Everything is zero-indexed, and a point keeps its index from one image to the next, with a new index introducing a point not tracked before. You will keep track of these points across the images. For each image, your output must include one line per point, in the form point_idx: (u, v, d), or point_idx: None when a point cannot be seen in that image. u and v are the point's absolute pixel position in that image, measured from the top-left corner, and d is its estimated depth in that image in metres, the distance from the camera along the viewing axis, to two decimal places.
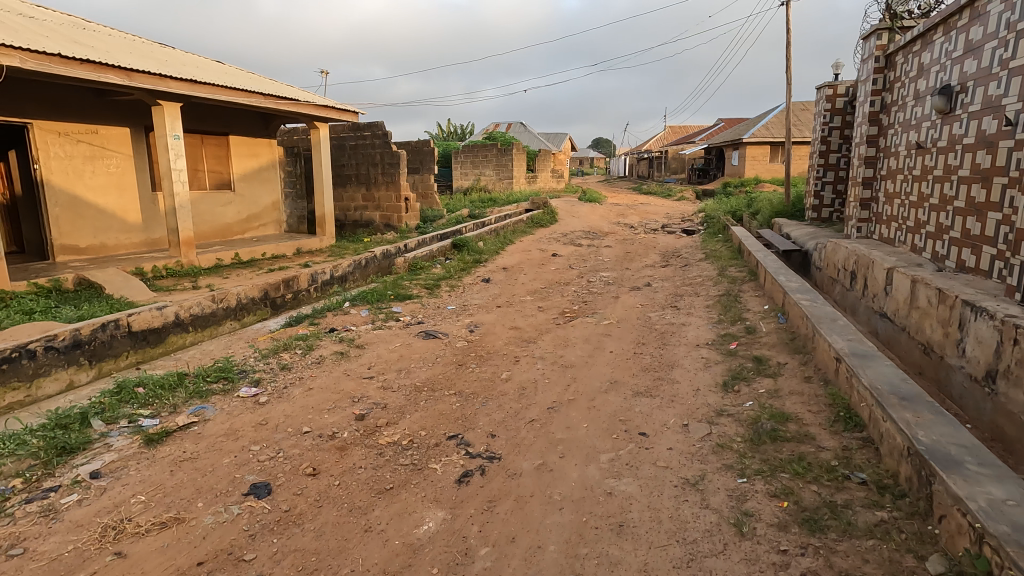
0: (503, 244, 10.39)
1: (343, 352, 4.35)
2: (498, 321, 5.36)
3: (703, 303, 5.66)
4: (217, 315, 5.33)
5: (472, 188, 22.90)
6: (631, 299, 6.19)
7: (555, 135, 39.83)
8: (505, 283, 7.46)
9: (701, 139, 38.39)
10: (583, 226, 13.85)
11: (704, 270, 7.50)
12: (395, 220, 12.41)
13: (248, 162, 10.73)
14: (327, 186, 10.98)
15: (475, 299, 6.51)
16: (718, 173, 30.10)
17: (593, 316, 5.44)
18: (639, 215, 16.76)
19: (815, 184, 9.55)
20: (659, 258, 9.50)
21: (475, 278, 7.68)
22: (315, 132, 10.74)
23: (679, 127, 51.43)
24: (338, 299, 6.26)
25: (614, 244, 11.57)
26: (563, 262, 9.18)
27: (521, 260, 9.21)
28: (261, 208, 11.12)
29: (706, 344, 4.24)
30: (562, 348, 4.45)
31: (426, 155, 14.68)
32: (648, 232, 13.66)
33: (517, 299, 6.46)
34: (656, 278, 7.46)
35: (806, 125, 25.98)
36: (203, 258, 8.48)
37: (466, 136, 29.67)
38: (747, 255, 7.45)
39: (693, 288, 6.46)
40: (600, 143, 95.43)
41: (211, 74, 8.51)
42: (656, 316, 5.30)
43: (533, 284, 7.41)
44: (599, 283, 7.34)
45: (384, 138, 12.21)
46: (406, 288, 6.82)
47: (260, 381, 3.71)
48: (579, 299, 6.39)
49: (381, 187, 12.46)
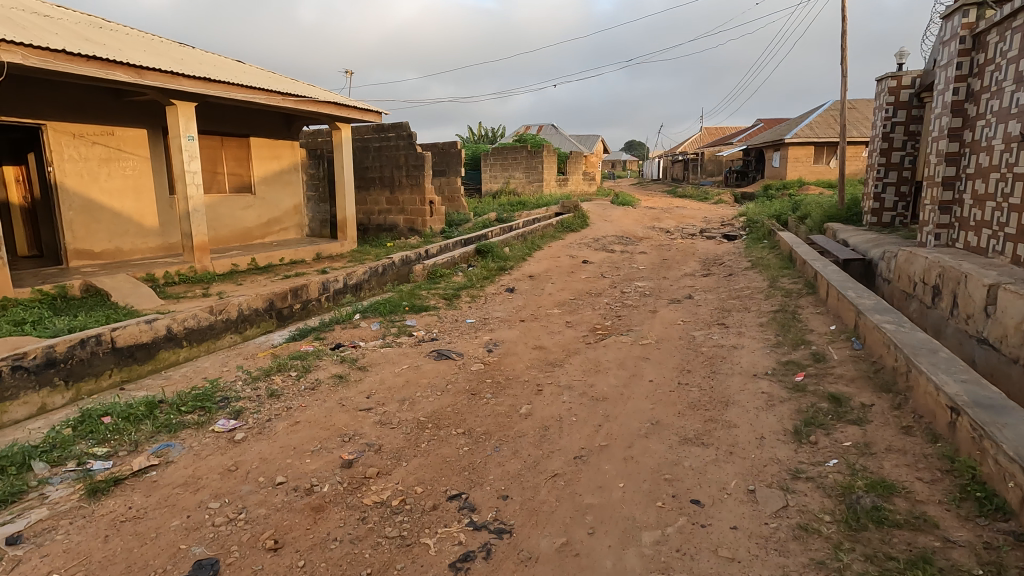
0: (531, 250, 9.82)
1: (342, 375, 3.82)
2: (521, 339, 4.78)
3: (755, 320, 4.96)
4: (215, 328, 4.91)
5: (501, 190, 22.41)
6: (671, 314, 5.52)
7: (587, 137, 39.07)
8: (530, 293, 6.87)
9: (739, 141, 37.06)
10: (616, 231, 13.16)
11: (752, 281, 6.76)
12: (419, 224, 12.00)
13: (269, 165, 10.45)
14: (349, 189, 10.62)
15: (497, 312, 5.94)
16: (758, 175, 28.86)
17: (628, 334, 4.81)
18: (676, 219, 15.95)
19: (876, 185, 8.67)
20: (699, 266, 8.77)
21: (499, 287, 7.12)
22: (337, 133, 10.40)
23: (716, 128, 49.96)
24: (348, 311, 5.78)
25: (649, 250, 10.86)
26: (594, 269, 8.55)
27: (549, 267, 8.62)
28: (283, 211, 10.82)
29: (764, 374, 3.56)
30: (592, 375, 3.84)
31: (453, 157, 14.24)
32: (685, 237, 12.86)
33: (544, 312, 5.87)
34: (698, 289, 6.75)
35: (854, 124, 24.60)
36: (218, 264, 8.17)
37: (496, 138, 29.25)
38: (802, 265, 6.67)
39: (741, 302, 5.74)
40: (633, 146, 94.00)
41: (228, 72, 8.21)
42: (701, 335, 4.62)
43: (561, 294, 6.81)
44: (634, 294, 6.68)
45: (409, 138, 11.82)
46: (424, 298, 6.31)
47: (241, 411, 3.21)
48: (612, 312, 5.76)
49: (405, 190, 12.06)
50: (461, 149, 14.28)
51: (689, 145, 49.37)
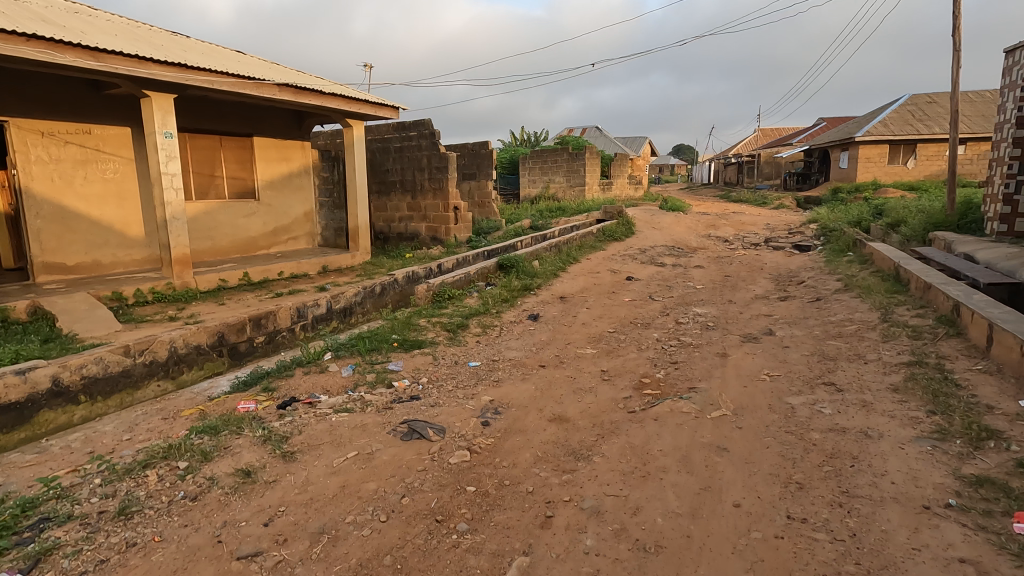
0: (565, 263, 8.40)
1: (250, 469, 2.51)
2: (536, 401, 3.37)
3: (880, 379, 3.37)
4: (133, 374, 3.74)
5: (541, 196, 21.03)
6: (749, 363, 3.97)
7: (634, 139, 37.24)
8: (558, 322, 5.44)
9: (800, 141, 34.34)
10: (666, 240, 11.56)
11: (853, 310, 5.11)
12: (442, 233, 10.79)
13: (276, 168, 9.46)
14: (362, 193, 9.49)
15: (512, 352, 4.56)
16: (821, 178, 26.42)
17: (690, 399, 3.32)
18: (734, 226, 14.13)
19: (1006, 185, 6.82)
20: (773, 286, 7.10)
21: (521, 313, 5.74)
22: (349, 132, 9.28)
23: (773, 128, 47.00)
24: (320, 347, 4.52)
25: (706, 263, 9.23)
26: (640, 289, 7.04)
27: (585, 285, 7.18)
28: (291, 219, 9.82)
29: (944, 510, 2.03)
30: (638, 484, 2.39)
31: (484, 158, 12.99)
32: (748, 247, 11.12)
33: (573, 353, 4.45)
34: (779, 321, 5.16)
35: (936, 119, 21.96)
36: (202, 280, 7.15)
37: (538, 141, 27.95)
38: (924, 290, 4.98)
39: (848, 345, 4.12)
40: (681, 149, 90.91)
41: (219, 60, 7.18)
42: (802, 406, 3.08)
43: (600, 324, 5.36)
44: (695, 327, 5.14)
45: (431, 137, 10.63)
46: (421, 329, 5.00)
47: (48, 552, 1.95)
48: (665, 355, 4.27)
49: (428, 195, 10.89)
50: (493, 150, 13.02)
51: (744, 147, 46.60)
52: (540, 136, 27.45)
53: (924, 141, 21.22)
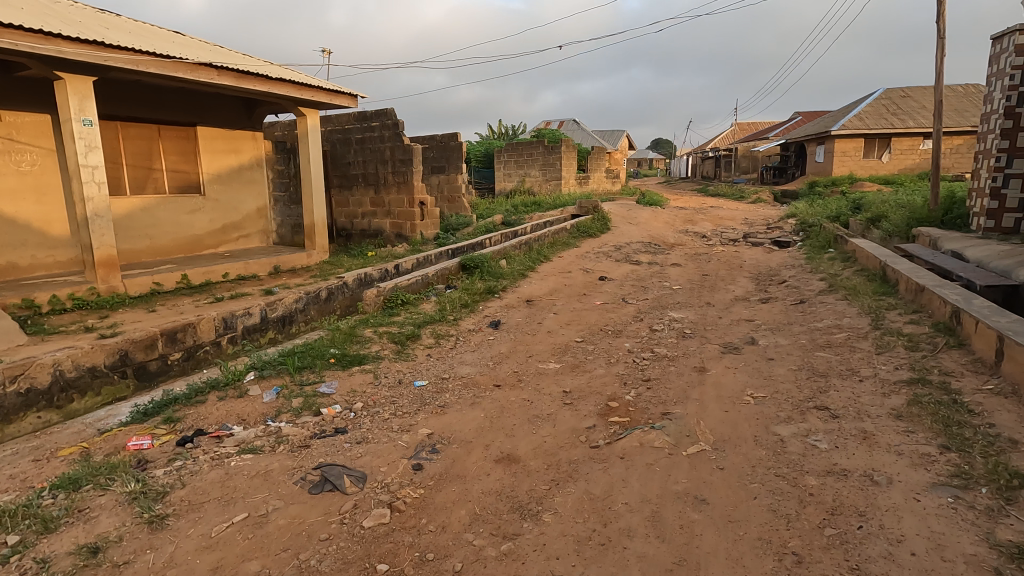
0: (535, 262, 7.91)
1: (98, 545, 1.96)
2: (482, 434, 2.84)
3: (880, 402, 2.93)
4: (4, 405, 3.13)
5: (516, 190, 20.48)
6: (730, 380, 3.51)
7: (612, 133, 36.89)
8: (521, 330, 4.93)
9: (776, 135, 34.36)
10: (642, 236, 11.15)
11: (840, 315, 4.70)
12: (407, 229, 10.21)
13: (223, 160, 8.76)
14: (318, 188, 8.84)
15: (465, 367, 4.03)
16: (798, 172, 26.39)
17: (662, 429, 2.83)
18: (712, 221, 13.78)
19: (993, 179, 6.51)
20: (753, 286, 6.70)
21: (482, 320, 5.21)
22: (302, 121, 8.61)
23: (749, 123, 47.12)
24: (244, 364, 3.93)
25: (683, 261, 8.81)
26: (613, 291, 6.57)
27: (555, 286, 6.69)
28: (242, 215, 9.12)
29: None
30: (593, 558, 1.88)
31: (453, 150, 12.40)
32: (726, 244, 10.76)
33: (534, 369, 3.94)
34: (761, 327, 4.73)
35: (910, 112, 21.99)
36: (132, 283, 6.47)
37: (515, 134, 27.40)
38: (916, 293, 4.60)
39: (839, 357, 3.69)
40: (660, 143, 91.12)
41: (149, 39, 6.48)
42: (793, 439, 2.62)
43: (567, 332, 4.86)
44: (671, 335, 4.68)
45: (395, 128, 10.01)
46: (365, 341, 4.44)
47: None
48: (636, 371, 3.78)
49: (391, 189, 10.28)
50: (463, 142, 12.43)
51: (721, 141, 46.61)
52: (516, 128, 26.84)
53: (898, 135, 21.20)
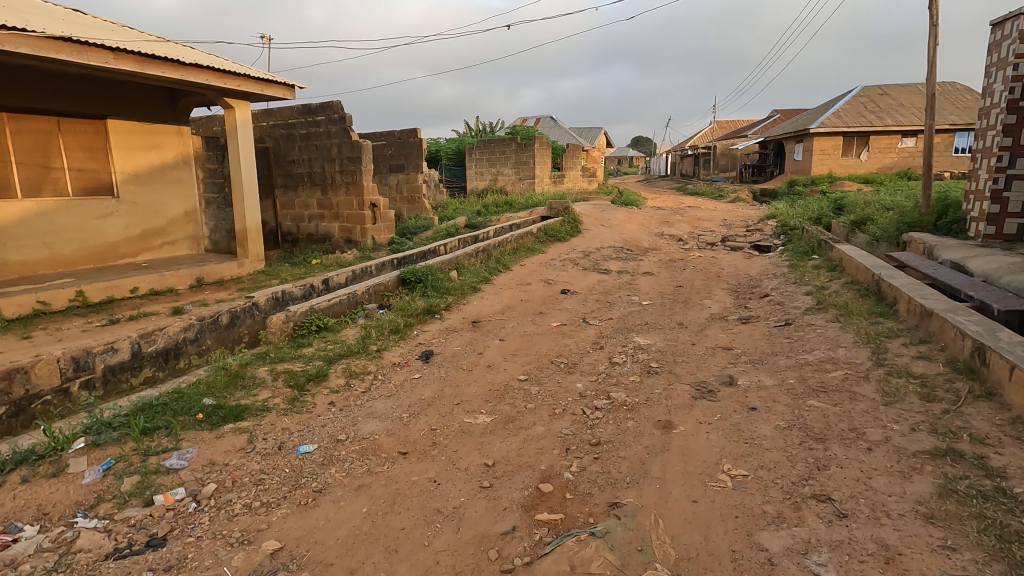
0: (491, 272, 7.08)
1: None
2: (352, 552, 2.00)
3: (901, 490, 2.15)
4: None
5: (488, 189, 19.63)
6: (701, 445, 2.71)
7: (589, 130, 36.23)
8: (456, 363, 4.11)
9: (754, 133, 33.99)
10: (614, 240, 10.40)
11: (834, 343, 3.94)
12: (357, 234, 9.32)
13: (142, 158, 7.76)
14: (251, 189, 7.90)
15: (371, 423, 3.17)
16: (777, 171, 25.98)
17: (605, 540, 2.02)
18: (689, 223, 13.10)
19: (994, 180, 5.86)
20: (732, 302, 5.94)
21: (411, 351, 4.36)
22: (230, 114, 7.65)
23: (728, 121, 46.86)
24: (80, 423, 3.03)
25: (657, 269, 8.07)
26: (574, 308, 5.76)
27: (509, 303, 5.87)
28: (166, 220, 8.13)
29: None
30: None
31: (412, 148, 11.49)
32: (703, 248, 10.06)
33: (458, 425, 3.10)
34: (741, 360, 3.96)
35: (888, 110, 21.65)
36: (10, 304, 5.48)
37: (489, 130, 26.51)
38: (922, 318, 3.86)
39: (839, 409, 2.92)
40: (640, 141, 90.89)
41: (27, 16, 5.50)
42: (787, 563, 1.82)
43: (510, 367, 4.03)
44: (634, 369, 3.88)
45: (342, 122, 9.08)
46: (254, 384, 3.56)
47: None
48: (584, 428, 2.97)
49: (340, 190, 9.36)
50: (424, 138, 11.52)
51: (701, 139, 46.29)
52: (490, 125, 25.94)
53: (877, 133, 20.80)
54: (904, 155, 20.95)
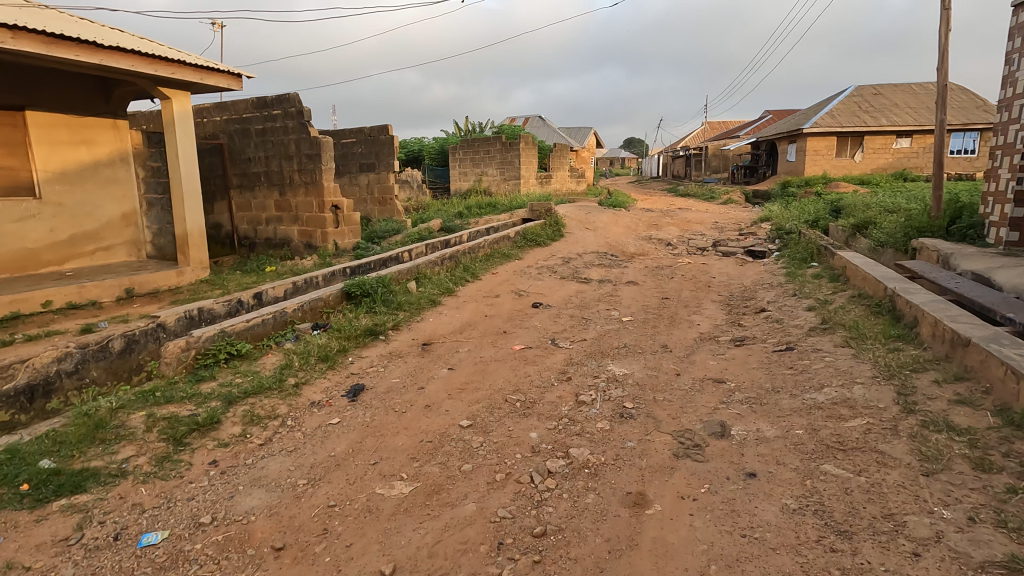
0: (457, 283, 6.34)
1: None
2: None
3: None
4: None
5: (472, 190, 18.90)
6: (682, 541, 1.98)
7: (579, 130, 35.58)
8: (389, 402, 3.37)
9: (745, 134, 33.51)
10: (598, 244, 9.69)
11: (847, 378, 3.23)
12: (318, 239, 8.55)
13: (69, 154, 6.95)
14: (192, 189, 7.12)
15: (254, 495, 2.43)
16: (769, 172, 25.42)
17: None
18: (678, 226, 12.43)
19: (1018, 180, 5.19)
20: (724, 319, 5.23)
21: (338, 384, 3.61)
22: (167, 105, 6.86)
23: (720, 122, 46.37)
24: None
25: (642, 277, 7.37)
26: (543, 325, 5.03)
27: (470, 320, 5.14)
28: (99, 223, 7.33)
29: None
30: None
31: (383, 145, 10.72)
32: (694, 253, 9.37)
33: (364, 498, 2.36)
34: (736, 400, 3.24)
35: (882, 110, 21.14)
36: None
37: (476, 129, 25.78)
38: (954, 348, 3.16)
39: (864, 481, 2.21)
40: (632, 142, 90.54)
41: None
42: None
43: (455, 407, 3.30)
44: (604, 411, 3.16)
45: (300, 117, 8.32)
46: (120, 437, 2.79)
47: None
48: (528, 507, 2.24)
49: (298, 191, 8.59)
50: (396, 135, 10.76)
51: (692, 139, 45.81)
52: (477, 124, 25.25)
53: (871, 133, 20.27)
54: (899, 156, 20.43)
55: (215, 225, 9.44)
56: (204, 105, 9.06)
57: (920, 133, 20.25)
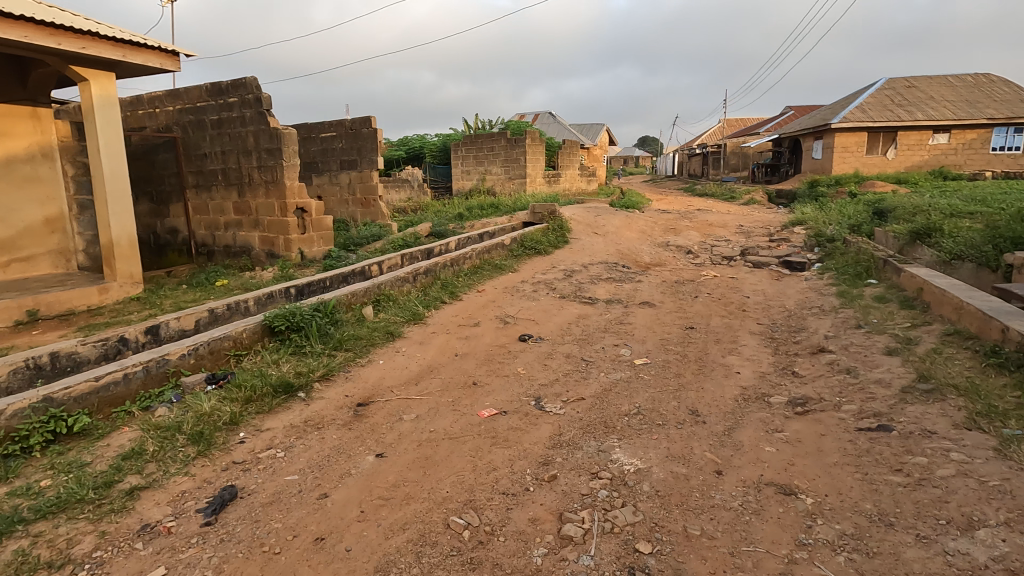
0: (428, 306, 5.10)
1: None
2: None
3: None
4: None
5: (475, 190, 17.65)
6: None
7: (592, 128, 34.18)
8: (263, 528, 2.13)
9: (766, 131, 31.88)
10: (608, 252, 8.37)
11: (1012, 509, 1.94)
12: (280, 246, 7.38)
13: None
14: (119, 188, 5.96)
15: None
16: (793, 171, 23.85)
17: None
18: (700, 230, 11.07)
19: None
20: (772, 362, 3.92)
21: (202, 486, 2.39)
22: (85, 89, 5.70)
23: (738, 119, 44.62)
24: None
25: (660, 297, 6.05)
26: (529, 372, 3.76)
27: (433, 363, 3.88)
28: (14, 229, 6.20)
29: None
30: None
31: (365, 140, 9.52)
32: (720, 265, 8.01)
33: None
34: (822, 542, 1.95)
35: (918, 103, 19.51)
36: None
37: (482, 126, 24.52)
38: None
39: None
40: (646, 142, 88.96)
41: None
42: None
43: (363, 542, 2.06)
44: (603, 562, 1.90)
45: (258, 105, 7.15)
46: None
47: None
48: None
49: (258, 191, 7.42)
50: (380, 128, 9.55)
51: (710, 137, 44.15)
52: (484, 121, 24.01)
53: (906, 128, 18.66)
54: (936, 152, 18.82)
55: (171, 230, 8.31)
56: (155, 93, 7.92)
57: (960, 128, 18.61)
